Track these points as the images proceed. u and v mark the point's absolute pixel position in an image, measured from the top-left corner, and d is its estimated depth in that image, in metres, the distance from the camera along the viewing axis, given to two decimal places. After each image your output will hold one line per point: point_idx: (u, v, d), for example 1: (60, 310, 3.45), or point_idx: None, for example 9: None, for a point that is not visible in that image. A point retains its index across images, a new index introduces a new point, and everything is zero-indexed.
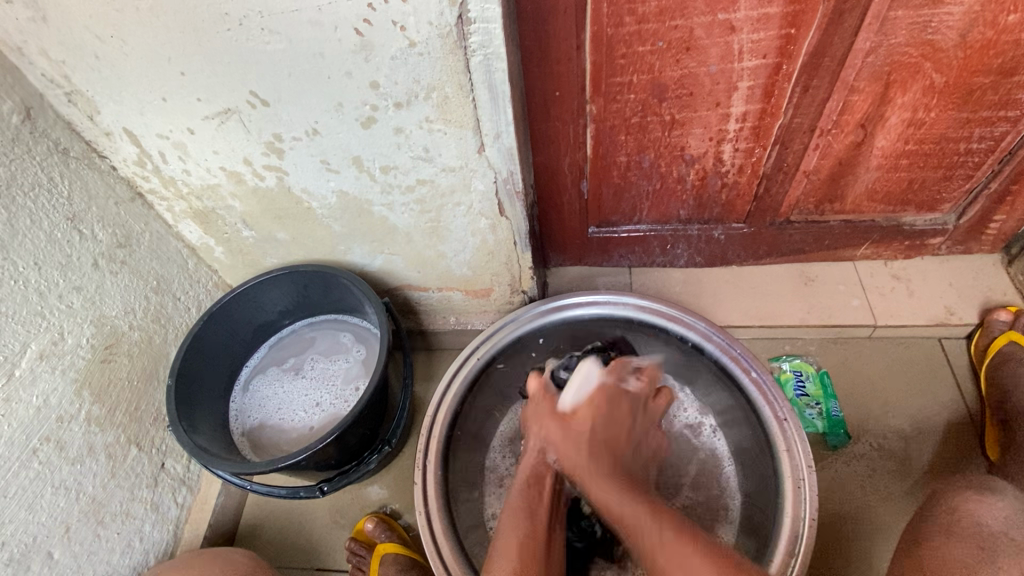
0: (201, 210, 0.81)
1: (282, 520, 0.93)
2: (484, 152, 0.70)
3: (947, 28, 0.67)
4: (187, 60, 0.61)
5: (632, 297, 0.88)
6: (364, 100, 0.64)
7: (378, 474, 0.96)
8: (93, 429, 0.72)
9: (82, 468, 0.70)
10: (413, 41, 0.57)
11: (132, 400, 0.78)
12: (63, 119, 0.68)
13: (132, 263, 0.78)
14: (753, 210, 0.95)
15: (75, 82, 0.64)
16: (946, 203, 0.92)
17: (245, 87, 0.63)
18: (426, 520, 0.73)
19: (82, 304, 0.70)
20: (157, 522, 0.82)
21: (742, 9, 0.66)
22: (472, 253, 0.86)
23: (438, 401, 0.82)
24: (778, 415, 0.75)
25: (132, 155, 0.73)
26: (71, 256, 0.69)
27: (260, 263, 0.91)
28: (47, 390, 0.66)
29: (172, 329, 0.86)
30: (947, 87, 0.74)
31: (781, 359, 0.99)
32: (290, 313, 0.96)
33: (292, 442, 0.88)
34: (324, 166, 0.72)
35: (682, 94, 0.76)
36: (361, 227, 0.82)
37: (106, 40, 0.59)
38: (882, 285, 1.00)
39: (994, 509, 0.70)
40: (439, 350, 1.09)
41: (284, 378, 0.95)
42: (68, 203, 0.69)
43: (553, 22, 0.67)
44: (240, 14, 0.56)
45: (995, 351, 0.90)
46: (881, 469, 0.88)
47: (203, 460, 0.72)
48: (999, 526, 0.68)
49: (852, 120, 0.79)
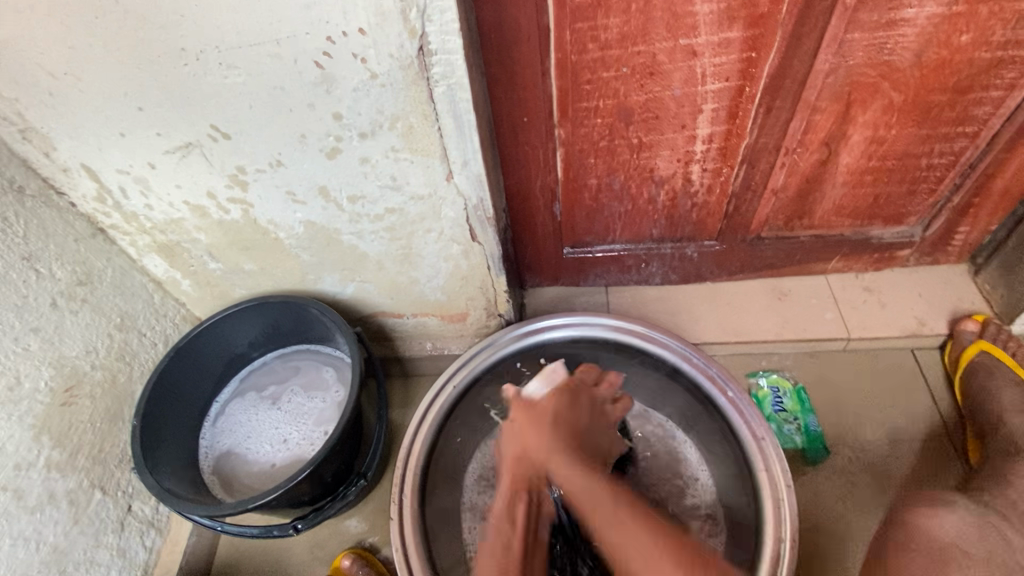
0: (165, 243, 0.79)
1: (257, 558, 0.90)
2: (452, 180, 0.69)
3: (902, 49, 0.69)
4: (144, 96, 0.60)
5: (608, 318, 0.87)
6: (327, 131, 0.63)
7: (356, 507, 0.93)
8: (53, 475, 0.69)
9: (42, 517, 0.67)
10: (375, 73, 0.57)
11: (95, 442, 0.76)
12: (18, 156, 0.67)
13: (93, 300, 0.76)
14: (724, 228, 0.95)
15: (29, 119, 0.62)
16: (911, 216, 0.93)
17: (205, 121, 0.62)
18: (403, 555, 0.71)
19: (40, 345, 0.68)
20: (124, 569, 0.79)
21: (703, 34, 0.67)
22: (445, 278, 0.85)
23: (414, 429, 0.80)
24: (756, 433, 0.75)
25: (92, 191, 0.71)
26: (27, 297, 0.67)
27: (228, 295, 0.89)
28: (2, 437, 0.63)
29: (138, 366, 0.83)
30: (906, 105, 0.76)
31: (757, 373, 0.99)
32: (260, 345, 0.94)
33: (264, 479, 0.86)
34: (290, 198, 0.71)
35: (649, 117, 0.77)
36: (330, 256, 0.81)
37: (59, 77, 0.58)
38: (854, 298, 1.01)
39: (947, 524, 0.70)
40: (417, 376, 1.07)
41: (256, 412, 0.92)
42: (24, 242, 0.67)
43: (517, 50, 0.67)
44: (197, 49, 0.55)
45: (967, 362, 0.91)
46: (862, 483, 0.88)
47: (171, 504, 0.70)
48: (951, 538, 0.69)
49: (816, 138, 0.80)
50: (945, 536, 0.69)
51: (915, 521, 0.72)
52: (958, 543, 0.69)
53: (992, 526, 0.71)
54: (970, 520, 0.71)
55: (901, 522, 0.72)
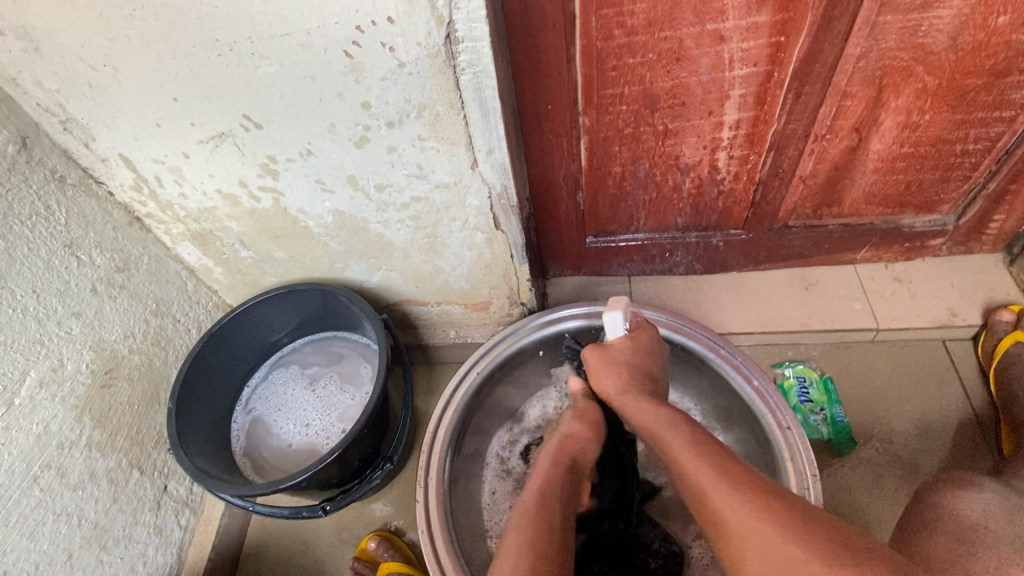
0: (198, 232, 0.81)
1: (286, 538, 0.93)
2: (477, 168, 0.70)
3: (937, 31, 0.67)
4: (179, 86, 0.61)
5: (632, 307, 0.87)
6: (356, 120, 0.64)
7: (381, 491, 0.95)
8: (93, 454, 0.72)
9: (83, 494, 0.70)
10: (403, 61, 0.58)
11: (133, 424, 0.78)
12: (60, 147, 0.69)
13: (131, 287, 0.78)
14: (750, 216, 0.94)
15: (70, 111, 0.65)
16: (944, 205, 0.91)
17: (238, 111, 0.64)
18: (428, 538, 0.72)
19: (81, 329, 0.71)
20: (160, 546, 0.82)
21: (731, 19, 0.66)
22: (469, 267, 0.86)
23: (439, 413, 0.81)
24: (781, 422, 0.74)
25: (129, 180, 0.73)
26: (69, 282, 0.69)
27: (259, 282, 0.91)
28: (47, 417, 0.66)
29: (172, 351, 0.86)
30: (941, 89, 0.74)
31: (783, 364, 0.98)
32: (291, 332, 0.96)
33: (294, 463, 0.88)
34: (319, 186, 0.72)
35: (675, 104, 0.76)
36: (357, 245, 0.82)
37: (99, 70, 0.60)
38: (884, 288, 1.00)
39: (976, 504, 0.68)
40: (440, 365, 1.09)
41: (287, 397, 0.94)
42: (65, 230, 0.69)
43: (542, 37, 0.67)
44: (230, 40, 0.57)
45: (1002, 353, 0.89)
46: (889, 475, 0.87)
47: (206, 483, 0.72)
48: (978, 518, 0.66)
49: (846, 125, 0.79)
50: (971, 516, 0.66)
51: (943, 501, 0.70)
52: (986, 524, 0.65)
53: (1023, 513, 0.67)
54: (998, 502, 0.68)
55: (928, 503, 0.71)
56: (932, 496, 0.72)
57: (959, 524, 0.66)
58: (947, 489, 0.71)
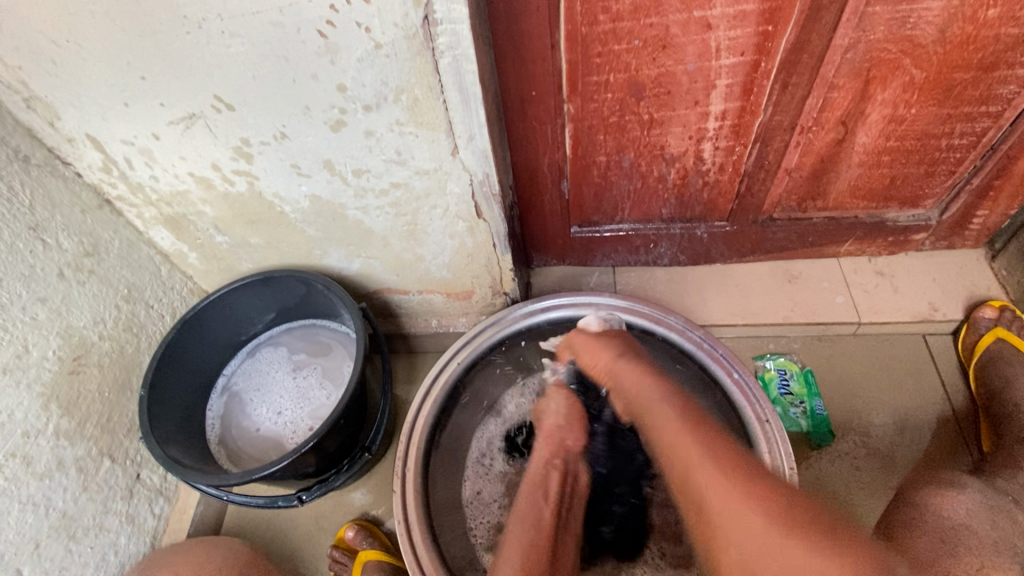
0: (171, 216, 0.79)
1: (262, 527, 0.92)
2: (457, 155, 0.68)
3: (926, 23, 0.66)
4: (147, 63, 0.59)
5: (614, 299, 0.86)
6: (331, 103, 0.62)
7: (360, 480, 0.94)
8: (61, 443, 0.70)
9: (51, 483, 0.69)
10: (380, 42, 0.56)
11: (103, 412, 0.77)
12: (23, 126, 0.66)
13: (100, 271, 0.76)
14: (735, 208, 0.94)
15: (33, 88, 0.62)
16: (928, 199, 0.91)
17: (209, 91, 0.61)
18: (405, 528, 0.71)
19: (47, 315, 0.69)
20: (133, 535, 0.81)
21: (718, 6, 0.64)
22: (450, 255, 0.84)
23: (420, 401, 0.80)
24: (760, 416, 0.74)
25: (97, 161, 0.71)
26: (35, 266, 0.67)
27: (235, 268, 0.89)
28: (11, 404, 0.64)
29: (145, 337, 0.84)
30: (928, 83, 0.73)
31: (764, 356, 0.98)
32: (270, 318, 0.94)
33: (268, 454, 0.87)
34: (294, 170, 0.71)
35: (660, 93, 0.75)
36: (336, 231, 0.80)
37: (61, 45, 0.57)
38: (866, 282, 1.00)
39: (959, 505, 0.71)
40: (421, 354, 1.08)
41: (264, 386, 0.93)
42: (30, 211, 0.67)
43: (526, 21, 0.66)
44: (199, 16, 0.54)
45: (982, 350, 0.90)
46: (866, 467, 0.88)
47: (177, 472, 0.71)
48: (961, 519, 0.70)
49: (832, 117, 0.78)
50: (955, 517, 0.70)
51: (927, 501, 0.72)
52: (969, 525, 0.69)
53: (1003, 510, 0.71)
54: (979, 500, 0.72)
55: (912, 502, 0.73)
56: (917, 494, 0.74)
57: (943, 525, 0.70)
58: (929, 488, 0.74)
